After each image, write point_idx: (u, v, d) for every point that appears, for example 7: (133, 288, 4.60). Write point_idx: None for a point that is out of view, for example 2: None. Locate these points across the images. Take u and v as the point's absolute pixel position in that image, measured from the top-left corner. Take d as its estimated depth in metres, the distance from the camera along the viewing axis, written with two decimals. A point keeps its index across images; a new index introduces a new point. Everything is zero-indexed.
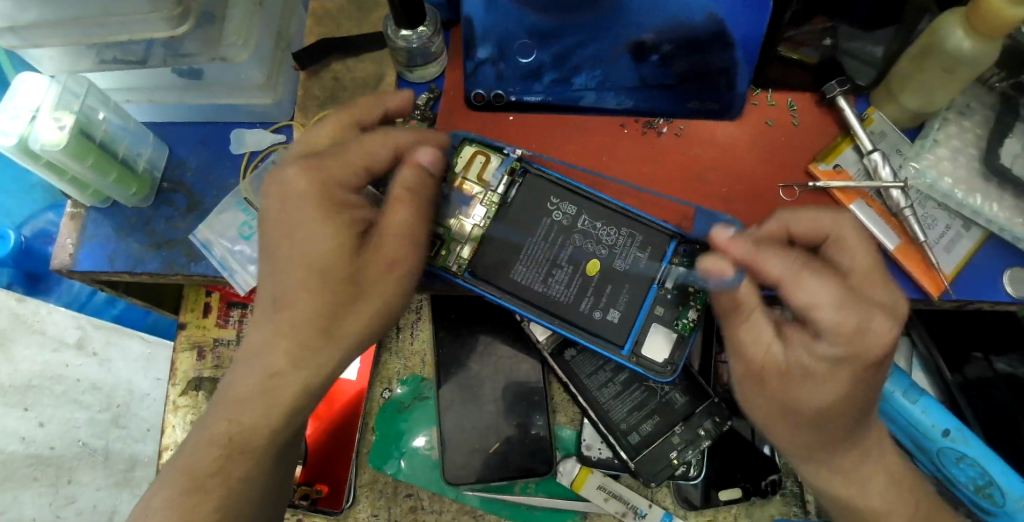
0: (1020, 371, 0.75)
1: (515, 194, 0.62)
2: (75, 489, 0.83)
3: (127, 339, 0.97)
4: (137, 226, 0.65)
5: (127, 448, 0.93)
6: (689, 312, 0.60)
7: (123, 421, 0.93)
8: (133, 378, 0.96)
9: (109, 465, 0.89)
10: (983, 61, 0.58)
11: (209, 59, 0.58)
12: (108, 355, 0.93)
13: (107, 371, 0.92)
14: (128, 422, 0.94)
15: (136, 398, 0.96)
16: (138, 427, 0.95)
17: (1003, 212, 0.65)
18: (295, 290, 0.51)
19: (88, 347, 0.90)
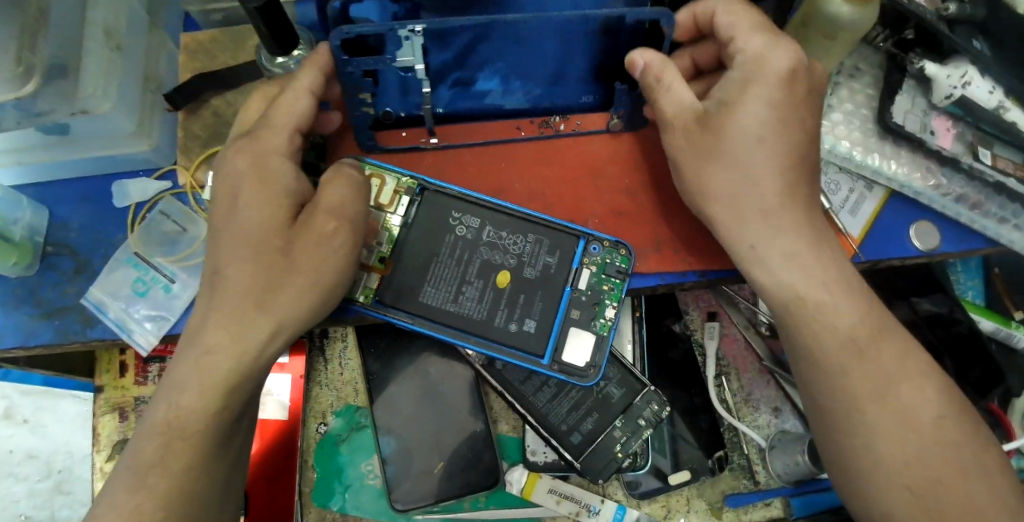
0: (942, 310, 0.76)
1: (415, 213, 0.60)
2: None
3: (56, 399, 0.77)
4: (24, 295, 0.62)
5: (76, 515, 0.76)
6: (606, 311, 0.60)
7: (67, 486, 0.76)
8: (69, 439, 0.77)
9: None
10: (861, 23, 0.60)
11: (68, 113, 0.54)
12: (41, 419, 0.77)
13: (42, 436, 0.77)
14: (74, 486, 0.76)
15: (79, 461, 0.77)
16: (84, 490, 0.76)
17: (900, 167, 0.66)
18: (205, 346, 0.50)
19: (17, 415, 0.77)
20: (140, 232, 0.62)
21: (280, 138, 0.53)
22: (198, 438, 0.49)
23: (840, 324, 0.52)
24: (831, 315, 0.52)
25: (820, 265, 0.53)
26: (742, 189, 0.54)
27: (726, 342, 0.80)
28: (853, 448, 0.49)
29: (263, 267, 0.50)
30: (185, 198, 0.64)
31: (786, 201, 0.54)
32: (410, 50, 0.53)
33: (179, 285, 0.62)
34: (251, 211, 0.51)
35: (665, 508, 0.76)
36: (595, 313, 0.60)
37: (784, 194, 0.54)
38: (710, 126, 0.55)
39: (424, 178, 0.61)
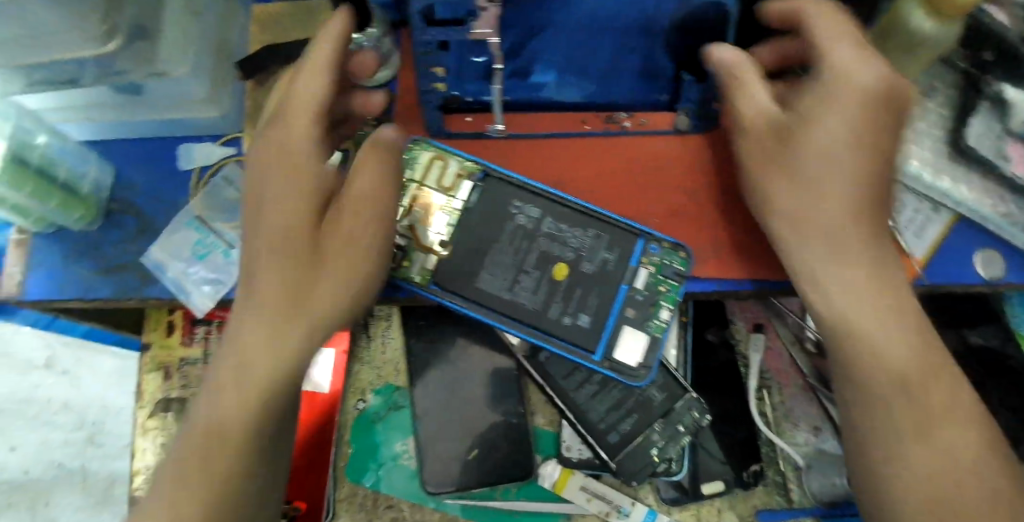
0: (993, 343, 0.74)
1: (476, 198, 0.60)
2: (53, 511, 0.83)
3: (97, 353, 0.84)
4: (86, 250, 0.63)
5: (105, 468, 0.81)
6: (660, 313, 0.59)
7: (99, 439, 0.83)
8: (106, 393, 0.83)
9: (88, 486, 0.82)
10: (944, 40, 0.58)
11: (145, 75, 0.55)
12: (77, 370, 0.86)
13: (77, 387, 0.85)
14: (105, 440, 0.83)
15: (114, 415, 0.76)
16: (114, 445, 0.82)
17: (971, 192, 0.63)
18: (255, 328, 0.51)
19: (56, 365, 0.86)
20: (203, 196, 0.63)
21: (306, 125, 0.54)
22: (250, 405, 0.50)
23: (903, 349, 0.50)
24: (896, 338, 0.50)
25: (886, 285, 0.51)
26: (812, 203, 0.53)
27: (769, 355, 0.79)
28: (904, 475, 0.48)
29: (287, 276, 0.52)
30: None
31: (857, 216, 0.52)
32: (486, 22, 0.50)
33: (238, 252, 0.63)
34: (276, 209, 0.53)
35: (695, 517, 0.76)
36: (650, 314, 0.59)
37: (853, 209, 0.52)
38: (783, 135, 0.54)
39: (488, 164, 0.61)
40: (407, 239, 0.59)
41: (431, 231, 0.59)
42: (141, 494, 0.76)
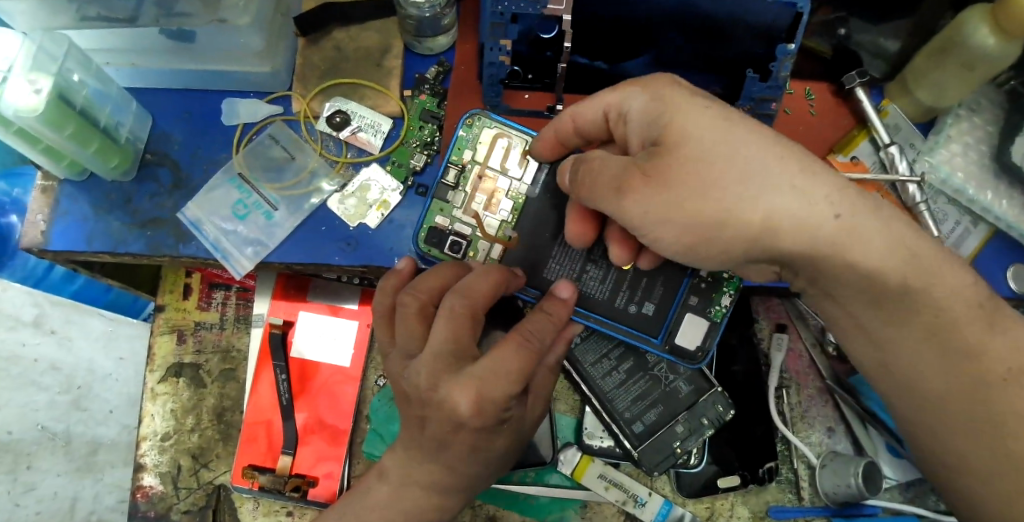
0: None
1: (544, 179, 0.58)
2: (34, 475, 0.62)
3: (85, 316, 0.70)
4: (118, 202, 0.60)
5: (89, 433, 0.69)
6: (722, 299, 0.60)
7: (86, 402, 0.68)
8: (94, 357, 0.70)
9: (71, 449, 0.66)
10: (1005, 57, 0.59)
11: (207, 21, 0.53)
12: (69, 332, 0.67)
13: (67, 349, 0.67)
14: (92, 403, 0.69)
15: (96, 379, 0.70)
16: (102, 409, 0.71)
17: (1012, 209, 0.65)
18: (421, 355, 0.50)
19: (47, 325, 0.64)
20: (246, 153, 0.61)
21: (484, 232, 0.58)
22: None
23: None
24: None
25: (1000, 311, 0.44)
26: None
27: (790, 356, 0.80)
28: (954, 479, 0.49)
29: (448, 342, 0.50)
30: (296, 126, 0.62)
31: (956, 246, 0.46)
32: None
33: (280, 214, 0.60)
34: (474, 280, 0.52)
35: (709, 510, 0.76)
36: (711, 301, 0.60)
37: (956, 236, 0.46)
38: None
39: None
40: (472, 227, 0.58)
41: (493, 214, 0.58)
42: (147, 460, 0.74)
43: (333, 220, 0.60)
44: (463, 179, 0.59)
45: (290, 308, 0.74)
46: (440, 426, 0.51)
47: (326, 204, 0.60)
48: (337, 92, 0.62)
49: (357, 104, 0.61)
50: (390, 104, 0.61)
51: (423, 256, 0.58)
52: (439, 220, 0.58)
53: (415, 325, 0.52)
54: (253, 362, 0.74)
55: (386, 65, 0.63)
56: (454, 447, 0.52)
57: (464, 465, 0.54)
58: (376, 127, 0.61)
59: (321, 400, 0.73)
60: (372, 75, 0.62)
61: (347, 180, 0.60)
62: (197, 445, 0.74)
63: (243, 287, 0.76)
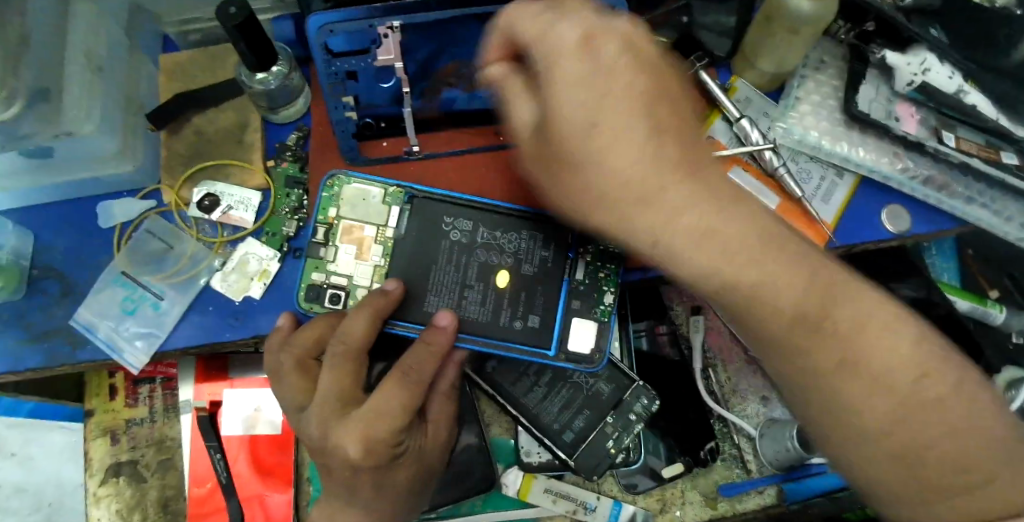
0: (922, 295, 0.79)
1: (407, 224, 0.61)
2: None
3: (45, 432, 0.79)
4: (10, 320, 0.61)
5: None
6: (605, 297, 0.62)
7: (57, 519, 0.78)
8: (60, 470, 0.79)
9: None
10: (827, 15, 0.60)
11: (51, 136, 0.56)
12: (29, 453, 0.79)
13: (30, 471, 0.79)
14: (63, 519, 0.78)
15: (67, 493, 0.79)
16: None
17: (868, 154, 0.68)
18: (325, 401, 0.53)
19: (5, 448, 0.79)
20: (127, 251, 0.63)
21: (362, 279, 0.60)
22: None
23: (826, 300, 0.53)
24: None
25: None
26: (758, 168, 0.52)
27: (711, 335, 0.82)
28: None
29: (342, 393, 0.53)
30: (170, 216, 0.64)
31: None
32: (388, 48, 0.54)
33: (167, 303, 0.62)
34: (354, 321, 0.54)
35: (660, 502, 0.78)
36: (597, 300, 0.62)
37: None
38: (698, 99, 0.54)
39: (412, 186, 0.62)
40: (347, 276, 0.61)
41: (365, 263, 0.60)
42: None
43: (217, 299, 0.62)
44: (333, 236, 0.61)
45: (213, 389, 0.75)
46: (341, 471, 0.55)
47: (209, 284, 0.62)
48: (204, 176, 0.64)
49: (224, 184, 0.64)
50: (254, 178, 0.64)
51: (305, 314, 0.60)
52: (316, 277, 0.60)
53: (300, 379, 0.57)
54: (188, 454, 0.75)
55: (246, 141, 0.65)
56: (361, 490, 0.56)
57: (378, 504, 0.58)
58: (246, 202, 0.64)
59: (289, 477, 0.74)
60: (236, 153, 0.65)
61: (227, 257, 0.63)
62: None
63: (165, 377, 0.77)
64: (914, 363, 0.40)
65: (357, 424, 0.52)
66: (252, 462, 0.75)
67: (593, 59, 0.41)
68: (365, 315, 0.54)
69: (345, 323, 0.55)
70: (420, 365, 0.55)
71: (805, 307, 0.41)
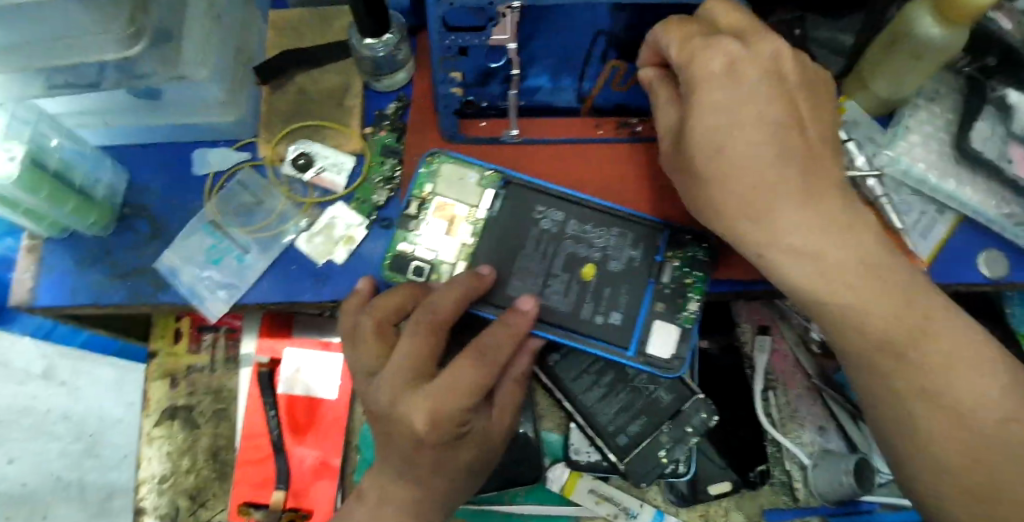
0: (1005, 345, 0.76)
1: (500, 207, 0.61)
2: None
3: (92, 365, 0.72)
4: (99, 255, 0.62)
5: (102, 478, 0.72)
6: (690, 304, 0.60)
7: (99, 449, 0.71)
8: (106, 404, 0.73)
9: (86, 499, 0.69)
10: (955, 44, 0.58)
11: (166, 79, 0.56)
12: (78, 383, 0.69)
13: (75, 398, 0.68)
14: (104, 451, 0.72)
15: (109, 426, 0.73)
16: (114, 455, 0.73)
17: (976, 194, 0.65)
18: (397, 367, 0.52)
19: (56, 375, 0.66)
20: (218, 201, 0.63)
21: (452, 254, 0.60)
22: None
23: None
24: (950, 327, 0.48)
25: (905, 303, 0.48)
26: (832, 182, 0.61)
27: (775, 357, 0.81)
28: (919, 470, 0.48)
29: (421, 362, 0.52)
30: (264, 170, 0.64)
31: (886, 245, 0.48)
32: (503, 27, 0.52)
33: (251, 256, 0.62)
34: (443, 296, 0.54)
35: (703, 518, 0.77)
36: (680, 306, 0.60)
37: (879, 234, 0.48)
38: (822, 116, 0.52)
39: (508, 172, 0.62)
40: (434, 252, 0.60)
41: (454, 241, 0.60)
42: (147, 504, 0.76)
43: (300, 259, 0.62)
44: (424, 210, 0.61)
45: (274, 346, 0.76)
46: (403, 443, 0.53)
47: (294, 243, 0.62)
48: (299, 134, 0.65)
49: (320, 144, 0.64)
50: (351, 142, 0.64)
51: (387, 283, 0.60)
52: (402, 247, 0.60)
53: (377, 346, 0.54)
54: (243, 411, 0.76)
55: (347, 105, 0.65)
56: (420, 465, 0.54)
57: (434, 484, 0.56)
58: (339, 165, 0.63)
59: (326, 438, 0.75)
60: (332, 115, 0.65)
61: (313, 219, 0.63)
62: (194, 485, 0.77)
63: (230, 328, 0.79)
64: (996, 401, 0.44)
65: (425, 397, 0.50)
66: (287, 419, 0.75)
67: (734, 81, 0.47)
68: (453, 291, 0.54)
69: (433, 295, 0.54)
70: (499, 348, 0.53)
71: (892, 334, 0.47)
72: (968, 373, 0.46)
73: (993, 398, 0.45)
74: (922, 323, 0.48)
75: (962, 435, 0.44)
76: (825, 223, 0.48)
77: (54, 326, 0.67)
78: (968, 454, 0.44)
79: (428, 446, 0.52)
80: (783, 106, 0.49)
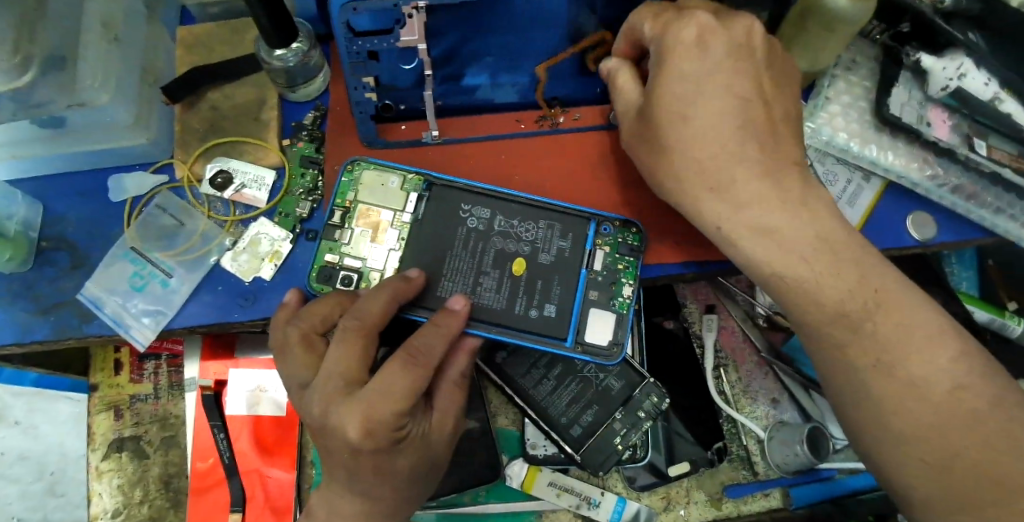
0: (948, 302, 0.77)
1: (425, 209, 0.60)
2: None
3: (52, 401, 0.74)
4: (18, 292, 0.60)
5: (70, 516, 0.73)
6: (623, 289, 0.60)
7: (59, 488, 0.73)
8: (65, 441, 0.74)
9: None
10: (861, 15, 0.58)
11: (65, 105, 0.54)
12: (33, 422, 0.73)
13: (34, 438, 0.73)
14: (67, 488, 0.74)
15: (71, 461, 0.74)
16: (80, 492, 0.74)
17: (898, 158, 0.66)
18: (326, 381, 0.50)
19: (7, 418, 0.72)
20: (137, 226, 0.62)
21: (378, 260, 0.59)
22: None
23: None
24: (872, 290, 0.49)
25: (836, 272, 0.47)
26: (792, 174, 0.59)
27: (723, 334, 0.81)
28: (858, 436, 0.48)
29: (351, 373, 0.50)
30: (182, 192, 0.63)
31: (801, 219, 0.48)
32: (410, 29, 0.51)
33: (176, 280, 0.61)
34: (367, 304, 0.52)
35: (665, 500, 0.77)
36: (614, 293, 0.60)
37: (797, 210, 0.48)
38: None
39: (431, 173, 0.61)
40: (361, 260, 0.59)
41: (381, 247, 0.59)
42: None
43: (228, 279, 0.61)
44: (349, 219, 0.60)
45: (218, 368, 0.75)
46: (341, 456, 0.51)
47: (220, 262, 0.61)
48: (216, 153, 0.63)
49: (239, 160, 0.63)
50: (269, 156, 0.63)
51: (315, 295, 0.59)
52: (329, 258, 0.59)
53: (304, 357, 0.53)
54: (192, 431, 0.75)
55: (263, 118, 0.64)
56: (362, 476, 0.53)
57: (381, 494, 0.55)
58: (260, 180, 0.63)
59: (280, 455, 0.74)
60: (249, 130, 0.64)
61: (238, 237, 0.62)
62: (148, 516, 0.76)
63: (171, 354, 0.78)
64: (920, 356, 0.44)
65: (356, 406, 0.48)
66: (254, 440, 0.74)
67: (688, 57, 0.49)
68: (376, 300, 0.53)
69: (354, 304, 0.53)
70: (430, 349, 0.52)
71: (833, 303, 0.46)
72: (904, 341, 0.45)
73: (923, 355, 0.44)
74: (875, 296, 0.46)
75: (896, 395, 0.43)
76: (736, 200, 0.48)
77: (0, 371, 0.71)
78: (907, 413, 0.43)
79: (367, 456, 0.51)
80: (722, 84, 0.49)
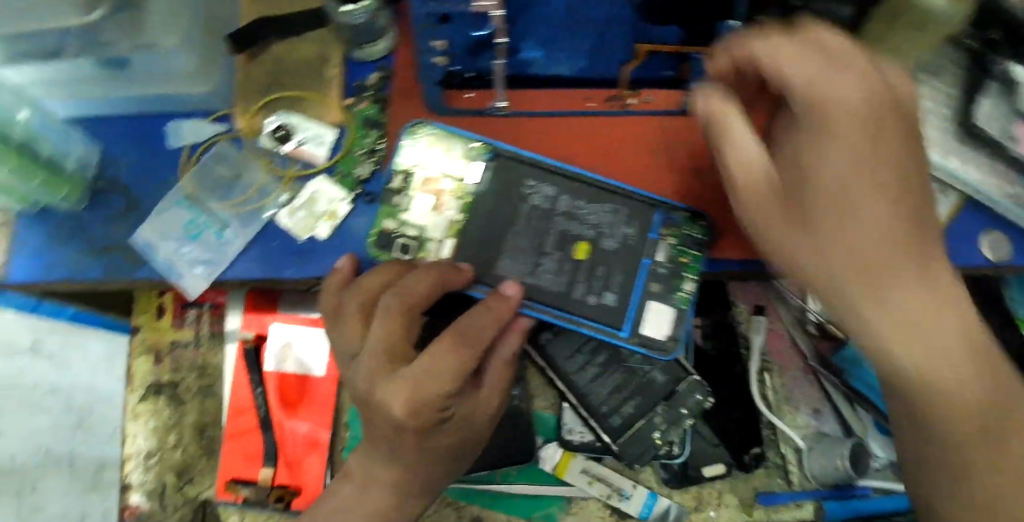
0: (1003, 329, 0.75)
1: (489, 180, 0.59)
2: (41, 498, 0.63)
3: (83, 337, 0.71)
4: (72, 230, 0.60)
5: (97, 450, 0.72)
6: (685, 285, 0.58)
7: (89, 422, 0.70)
8: (97, 380, 0.72)
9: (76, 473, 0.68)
10: (954, 18, 0.54)
11: (130, 48, 0.55)
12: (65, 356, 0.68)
13: (64, 371, 0.68)
14: (94, 424, 0.71)
15: (100, 400, 0.72)
16: (106, 430, 0.73)
17: (979, 174, 0.63)
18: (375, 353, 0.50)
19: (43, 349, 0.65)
20: (194, 174, 0.61)
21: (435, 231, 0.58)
22: None
23: None
24: None
25: None
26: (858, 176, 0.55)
27: (770, 337, 0.79)
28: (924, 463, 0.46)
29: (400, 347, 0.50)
30: (240, 143, 0.62)
31: None
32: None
33: (231, 231, 0.60)
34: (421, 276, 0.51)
35: (696, 500, 0.76)
36: (675, 287, 0.58)
37: None
38: None
39: (497, 145, 0.59)
40: (420, 227, 0.58)
41: (440, 217, 0.58)
42: (133, 479, 0.76)
43: (282, 235, 0.60)
44: (409, 185, 0.59)
45: (261, 321, 0.75)
46: (385, 428, 0.51)
47: (275, 218, 0.60)
48: (280, 106, 0.62)
49: (301, 116, 0.62)
50: (330, 114, 0.62)
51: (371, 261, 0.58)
52: (387, 224, 0.58)
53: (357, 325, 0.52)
54: (231, 382, 0.76)
55: (324, 76, 0.63)
56: (404, 450, 0.53)
57: (420, 468, 0.55)
58: (320, 138, 0.61)
59: (317, 414, 0.74)
60: (309, 86, 0.63)
61: (295, 193, 0.60)
62: (180, 461, 0.77)
63: (214, 305, 0.77)
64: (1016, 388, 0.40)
65: (405, 381, 0.47)
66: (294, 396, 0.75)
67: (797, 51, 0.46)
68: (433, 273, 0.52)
69: (408, 275, 0.51)
70: (481, 330, 0.51)
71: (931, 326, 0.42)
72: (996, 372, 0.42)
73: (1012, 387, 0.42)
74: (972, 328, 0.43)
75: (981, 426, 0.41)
76: None
77: (41, 304, 0.64)
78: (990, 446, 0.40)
79: (412, 432, 0.50)
80: None
